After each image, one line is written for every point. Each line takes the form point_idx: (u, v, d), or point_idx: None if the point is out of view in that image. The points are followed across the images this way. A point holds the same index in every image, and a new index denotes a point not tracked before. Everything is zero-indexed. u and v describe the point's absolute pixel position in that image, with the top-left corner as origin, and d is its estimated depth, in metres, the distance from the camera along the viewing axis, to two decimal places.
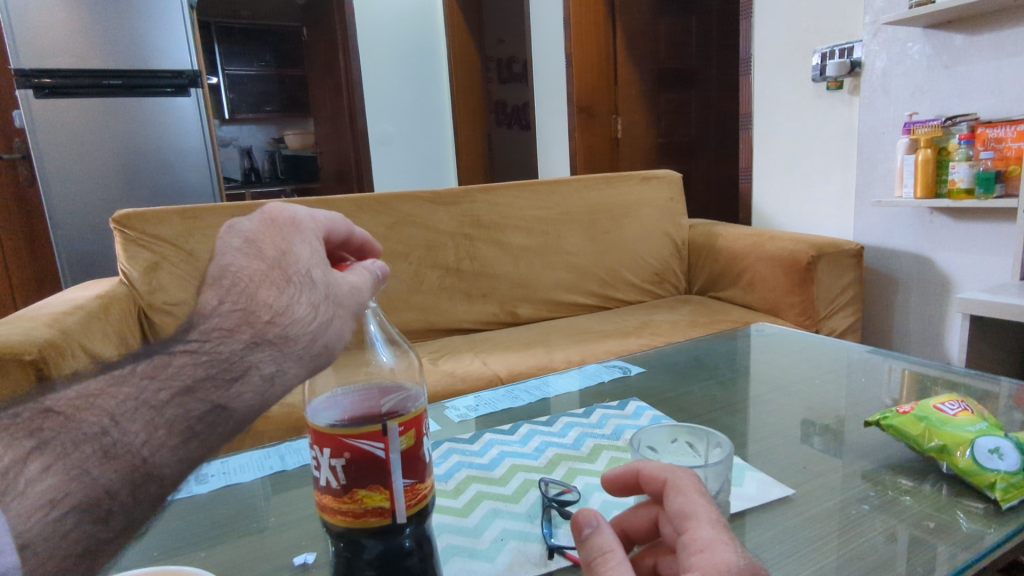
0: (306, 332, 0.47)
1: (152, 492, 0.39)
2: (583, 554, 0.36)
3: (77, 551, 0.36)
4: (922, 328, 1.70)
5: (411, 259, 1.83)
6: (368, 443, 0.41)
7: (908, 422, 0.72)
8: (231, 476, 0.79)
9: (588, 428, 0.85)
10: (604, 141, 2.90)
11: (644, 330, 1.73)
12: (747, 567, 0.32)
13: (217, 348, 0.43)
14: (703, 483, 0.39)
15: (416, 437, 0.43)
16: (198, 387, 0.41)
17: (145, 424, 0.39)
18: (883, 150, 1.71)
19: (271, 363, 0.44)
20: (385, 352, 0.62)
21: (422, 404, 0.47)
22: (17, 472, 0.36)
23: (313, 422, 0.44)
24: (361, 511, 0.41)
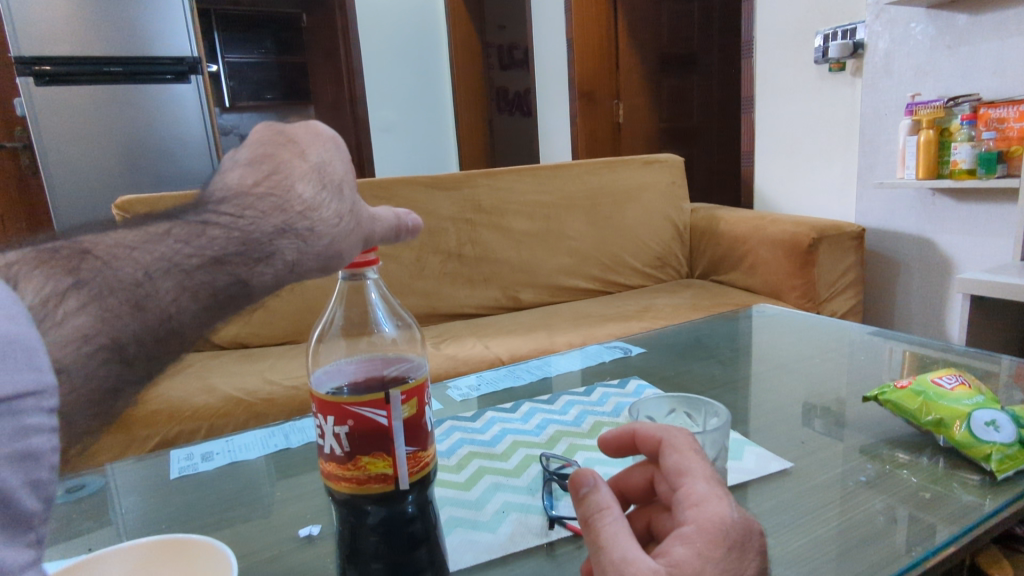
0: (329, 233, 0.52)
1: (173, 348, 0.41)
2: (580, 510, 0.37)
3: (102, 395, 0.35)
4: (922, 310, 1.71)
5: (412, 244, 1.85)
6: (371, 411, 0.42)
7: (905, 397, 0.73)
8: (236, 453, 0.81)
9: (588, 406, 0.86)
10: (606, 126, 2.89)
11: (645, 314, 1.74)
12: (737, 522, 0.33)
13: (250, 227, 0.46)
14: (696, 441, 0.40)
15: (419, 405, 0.44)
16: (227, 261, 0.44)
17: (177, 285, 0.41)
18: (885, 132, 1.70)
19: (292, 251, 0.49)
20: (387, 323, 0.62)
21: (424, 375, 0.47)
22: (60, 301, 0.34)
23: (317, 391, 0.45)
24: (364, 478, 0.42)
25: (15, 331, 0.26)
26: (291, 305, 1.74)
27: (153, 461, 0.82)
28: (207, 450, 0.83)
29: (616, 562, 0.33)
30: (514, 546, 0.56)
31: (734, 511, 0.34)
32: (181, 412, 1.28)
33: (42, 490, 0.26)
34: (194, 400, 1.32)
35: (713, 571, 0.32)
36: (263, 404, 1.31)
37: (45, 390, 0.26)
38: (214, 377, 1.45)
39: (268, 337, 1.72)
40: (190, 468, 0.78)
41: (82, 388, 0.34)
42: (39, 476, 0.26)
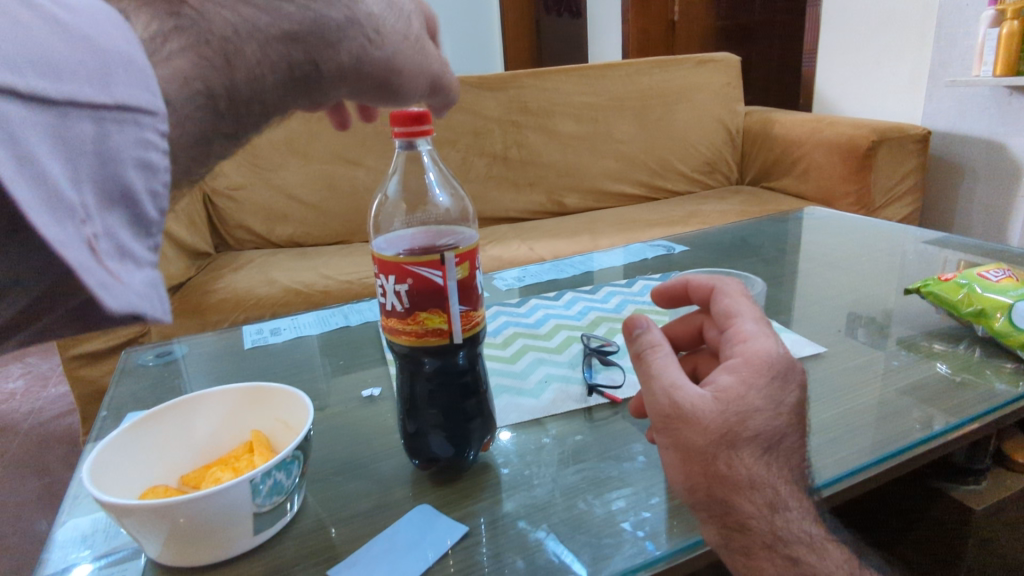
0: (393, 41, 0.43)
1: (252, 115, 0.34)
2: (631, 345, 0.41)
3: (196, 140, 0.30)
4: (984, 219, 1.64)
5: (458, 146, 1.86)
6: (428, 271, 0.46)
7: (949, 290, 0.73)
8: (301, 329, 0.88)
9: (628, 296, 0.90)
10: (659, 25, 2.75)
11: (691, 220, 1.72)
12: (781, 355, 0.38)
13: (325, 2, 0.36)
14: (746, 290, 0.44)
15: (470, 268, 0.48)
16: (302, 37, 0.35)
17: (260, 46, 0.32)
18: (964, 25, 1.57)
19: (361, 44, 0.39)
20: (441, 193, 0.63)
21: (473, 241, 0.51)
22: (163, 39, 0.28)
23: (378, 253, 0.49)
24: (422, 331, 0.47)
25: (132, 53, 0.25)
26: (342, 205, 1.80)
27: (228, 334, 0.90)
28: (276, 327, 0.90)
29: (667, 386, 0.37)
30: (555, 409, 0.62)
31: (779, 348, 0.39)
32: (247, 301, 1.38)
33: (158, 200, 0.25)
34: (257, 290, 1.41)
35: (755, 395, 0.37)
36: (321, 296, 1.40)
37: (156, 113, 0.24)
38: (275, 271, 1.54)
39: (321, 236, 1.80)
40: (261, 340, 0.86)
41: (181, 130, 0.29)
42: (155, 185, 0.24)
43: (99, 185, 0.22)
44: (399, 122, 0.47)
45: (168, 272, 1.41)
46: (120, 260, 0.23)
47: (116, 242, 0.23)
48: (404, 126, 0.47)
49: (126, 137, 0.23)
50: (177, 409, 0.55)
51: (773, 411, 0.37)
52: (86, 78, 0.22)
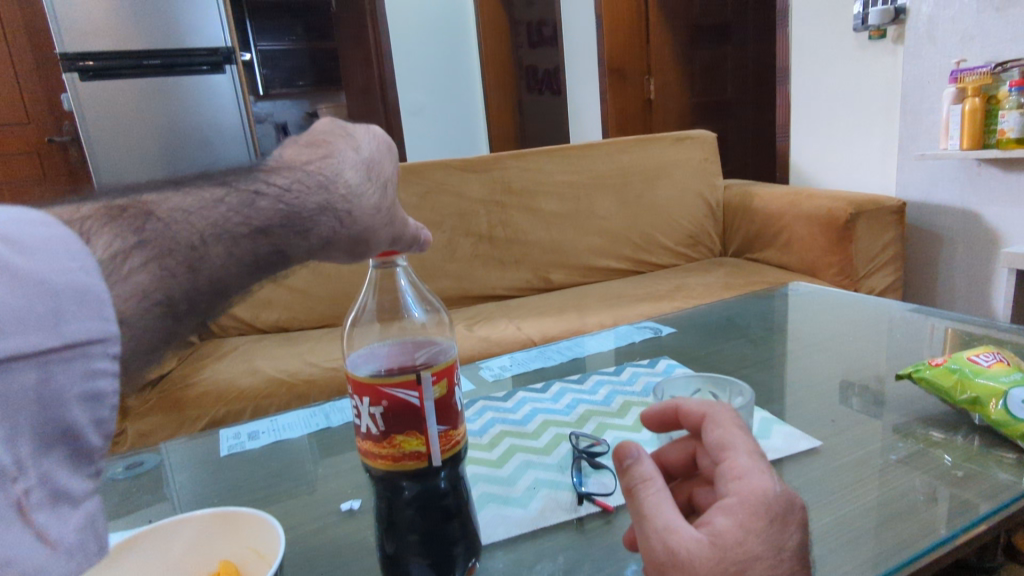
0: (366, 219, 0.51)
1: (217, 302, 0.39)
2: (624, 482, 0.39)
3: (158, 341, 0.34)
4: (966, 285, 1.66)
5: (444, 227, 1.88)
6: (403, 392, 0.44)
7: (940, 375, 0.72)
8: (281, 433, 0.85)
9: (617, 386, 0.88)
10: (637, 103, 2.85)
11: (677, 294, 1.72)
12: (780, 495, 0.36)
13: (297, 196, 0.45)
14: (738, 416, 0.41)
15: (448, 385, 0.46)
16: (272, 230, 0.42)
17: (227, 247, 0.39)
18: (928, 101, 1.64)
19: (332, 226, 0.47)
20: (416, 308, 0.66)
21: (452, 357, 0.49)
22: (123, 255, 0.33)
23: (353, 374, 0.47)
24: (399, 455, 0.45)
25: (93, 284, 0.30)
26: (328, 288, 1.79)
27: (205, 438, 0.86)
28: (254, 430, 0.87)
29: (660, 529, 0.35)
30: (543, 521, 0.58)
31: (775, 485, 0.36)
32: (228, 393, 1.34)
33: (104, 427, 0.29)
34: (239, 381, 1.37)
35: (754, 542, 0.34)
36: (304, 385, 1.35)
37: (107, 338, 0.29)
38: (258, 359, 1.51)
39: (307, 321, 1.78)
40: (238, 446, 0.82)
41: (139, 341, 0.33)
42: (101, 415, 0.29)
43: (36, 432, 0.27)
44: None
45: None
46: (54, 506, 0.27)
47: (50, 486, 0.27)
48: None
49: (72, 374, 0.28)
50: (138, 544, 0.52)
51: (776, 557, 0.34)
52: (37, 325, 0.27)
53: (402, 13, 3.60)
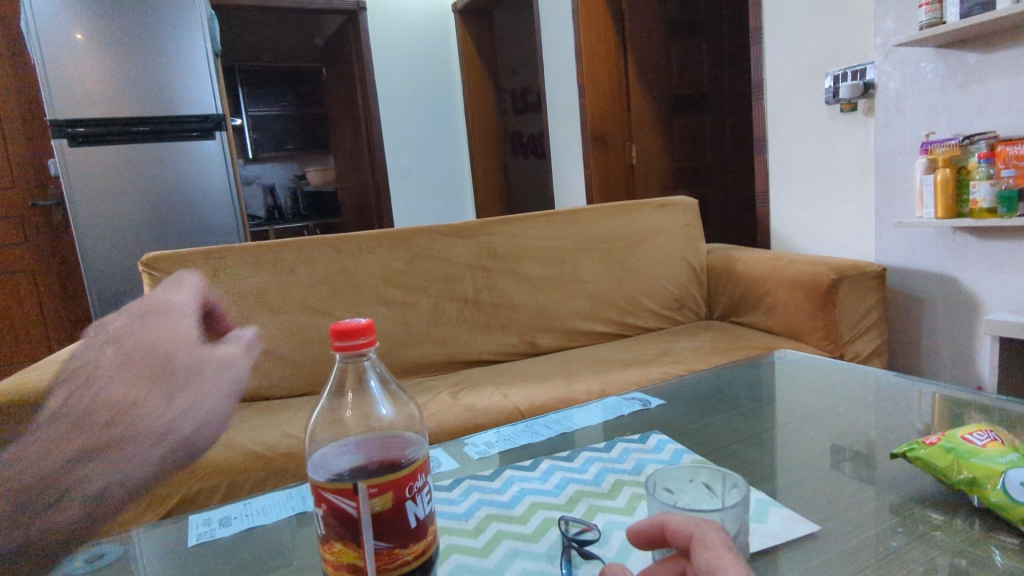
0: (193, 370, 0.63)
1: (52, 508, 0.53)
2: None
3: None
4: (952, 349, 1.66)
5: (429, 292, 1.87)
6: (341, 500, 0.43)
7: (935, 454, 0.71)
8: (254, 518, 0.80)
9: (607, 463, 0.85)
10: (620, 169, 2.92)
11: (665, 358, 1.71)
12: None
13: (114, 379, 0.59)
14: (728, 540, 0.40)
15: (394, 499, 0.43)
16: (91, 418, 0.56)
17: (41, 458, 0.54)
18: (900, 171, 1.69)
19: (158, 392, 0.60)
20: (385, 407, 0.58)
21: (418, 465, 0.46)
22: None
23: (312, 470, 0.48)
24: (337, 563, 0.43)
25: None
26: (310, 355, 1.75)
27: (174, 526, 0.82)
28: (226, 515, 0.82)
29: None
30: None
31: None
32: (201, 469, 1.28)
33: None
34: (214, 455, 1.32)
35: None
36: (281, 459, 1.30)
37: None
38: (234, 431, 1.46)
39: (288, 389, 1.73)
40: (208, 533, 0.78)
41: None
42: None
43: None
44: (339, 336, 0.46)
45: None
46: None
47: None
48: (342, 340, 0.46)
49: None
50: None
51: None
52: None
53: (391, 82, 3.72)
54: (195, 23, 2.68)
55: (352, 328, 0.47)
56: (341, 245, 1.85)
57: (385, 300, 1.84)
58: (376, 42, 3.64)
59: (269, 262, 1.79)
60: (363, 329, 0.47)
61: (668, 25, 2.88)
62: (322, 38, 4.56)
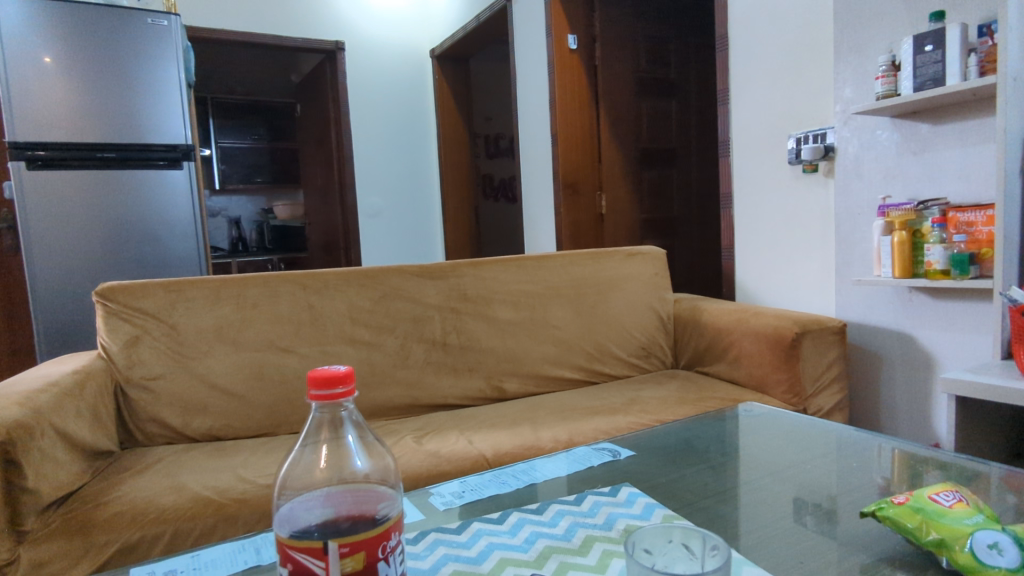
0: None
1: None
2: None
3: None
4: (908, 406, 1.70)
5: (396, 333, 1.85)
6: (308, 559, 0.40)
7: (904, 514, 0.71)
8: (202, 571, 0.75)
9: (578, 517, 0.83)
10: (588, 217, 2.97)
11: (632, 407, 1.71)
12: None
13: None
14: None
15: (365, 560, 0.41)
16: None
17: None
18: (859, 231, 1.76)
19: None
20: (360, 459, 0.53)
21: (392, 522, 0.44)
22: None
23: (278, 527, 0.45)
24: None
25: None
26: (269, 394, 1.69)
27: None
28: (171, 569, 0.77)
29: None
30: None
31: None
32: (146, 514, 1.20)
33: None
34: (161, 499, 1.24)
35: None
36: (233, 505, 1.24)
37: None
38: (183, 473, 1.38)
39: (243, 430, 1.66)
40: None
41: None
42: None
43: None
44: (316, 383, 0.44)
45: (56, 482, 1.23)
46: None
47: None
48: (320, 388, 0.44)
49: None
50: None
51: None
52: None
53: (365, 122, 3.74)
54: (170, 54, 2.68)
55: (330, 375, 0.45)
56: (308, 283, 1.81)
57: (351, 340, 1.80)
58: (353, 81, 3.67)
59: (231, 297, 1.74)
60: (341, 378, 0.44)
61: (638, 82, 2.99)
62: (299, 74, 4.59)
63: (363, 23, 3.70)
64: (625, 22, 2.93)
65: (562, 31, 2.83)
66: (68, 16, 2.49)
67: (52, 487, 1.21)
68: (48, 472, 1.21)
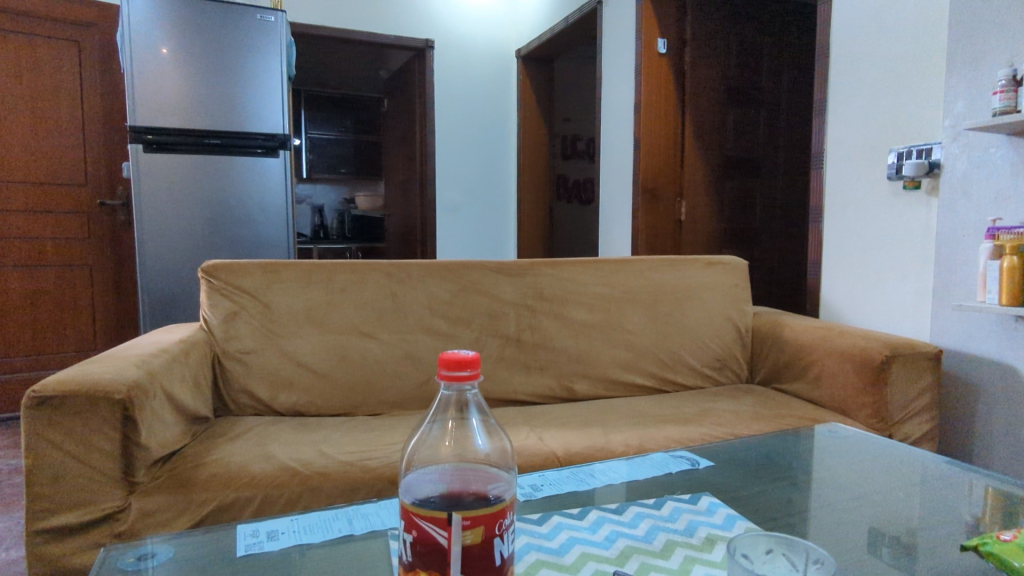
0: None
1: None
2: None
3: None
4: (1006, 442, 1.60)
5: (473, 326, 1.89)
6: (433, 528, 0.44)
7: (1012, 552, 0.68)
8: (301, 536, 0.81)
9: (658, 521, 0.83)
10: (667, 223, 2.93)
11: (705, 418, 1.68)
12: None
13: None
14: None
15: (484, 534, 0.44)
16: None
17: None
18: (962, 253, 1.67)
19: None
20: (483, 440, 0.58)
21: (506, 503, 0.47)
22: None
23: (401, 494, 0.49)
24: None
25: None
26: (351, 376, 1.77)
27: (219, 537, 0.83)
28: (273, 529, 0.83)
29: None
30: None
31: None
32: (239, 478, 1.28)
33: None
34: (252, 466, 1.33)
35: None
36: (318, 478, 1.31)
37: None
38: (272, 443, 1.47)
39: (324, 408, 1.75)
40: (257, 546, 0.78)
41: None
42: None
43: None
44: (446, 364, 0.48)
45: (163, 440, 1.34)
46: None
47: None
48: (449, 369, 0.48)
49: None
50: None
51: None
52: None
53: (448, 118, 3.83)
54: (274, 49, 2.84)
55: (459, 359, 0.49)
56: (392, 272, 1.89)
57: (429, 330, 1.86)
58: (440, 79, 3.77)
59: (321, 280, 1.84)
60: (469, 362, 0.49)
61: (726, 88, 2.92)
62: (387, 71, 4.75)
63: (452, 23, 3.78)
64: (717, 28, 2.87)
65: (651, 34, 2.81)
66: (187, 11, 2.68)
67: (159, 445, 1.32)
68: (157, 431, 1.32)
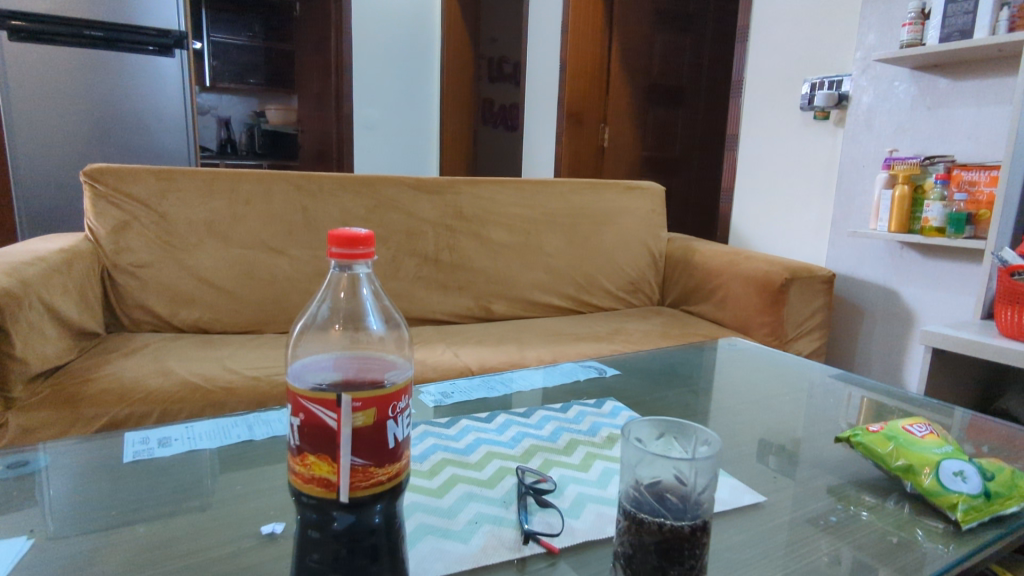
0: None
1: None
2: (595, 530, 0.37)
3: None
4: (882, 359, 1.76)
5: (389, 244, 1.84)
6: (322, 411, 0.44)
7: (876, 440, 0.74)
8: (196, 442, 0.77)
9: (564, 423, 0.85)
10: (590, 148, 2.92)
11: (616, 336, 1.74)
12: None
13: None
14: None
15: (376, 416, 0.44)
16: None
17: None
18: (861, 183, 1.76)
19: None
20: (378, 322, 0.61)
21: (401, 387, 0.47)
22: None
23: (292, 379, 0.48)
24: (310, 476, 0.44)
25: None
26: (258, 293, 1.69)
27: (104, 444, 0.78)
28: (167, 436, 0.79)
29: None
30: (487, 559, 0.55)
31: None
32: (133, 393, 1.21)
33: None
34: (148, 381, 1.25)
35: None
36: (221, 393, 1.26)
37: None
38: (171, 359, 1.39)
39: (230, 324, 1.67)
40: (147, 452, 0.74)
41: None
42: None
43: None
44: (337, 243, 0.47)
45: (44, 353, 1.24)
46: None
47: None
48: (342, 248, 0.46)
49: None
50: None
51: None
52: None
53: (366, 28, 3.58)
54: None
55: (353, 237, 0.47)
56: (302, 184, 1.78)
57: None
58: None
59: (223, 190, 1.71)
60: (363, 240, 0.47)
61: (655, 12, 2.87)
62: None
63: None
64: None
65: None
66: None
67: (40, 359, 1.22)
68: (36, 344, 1.22)
